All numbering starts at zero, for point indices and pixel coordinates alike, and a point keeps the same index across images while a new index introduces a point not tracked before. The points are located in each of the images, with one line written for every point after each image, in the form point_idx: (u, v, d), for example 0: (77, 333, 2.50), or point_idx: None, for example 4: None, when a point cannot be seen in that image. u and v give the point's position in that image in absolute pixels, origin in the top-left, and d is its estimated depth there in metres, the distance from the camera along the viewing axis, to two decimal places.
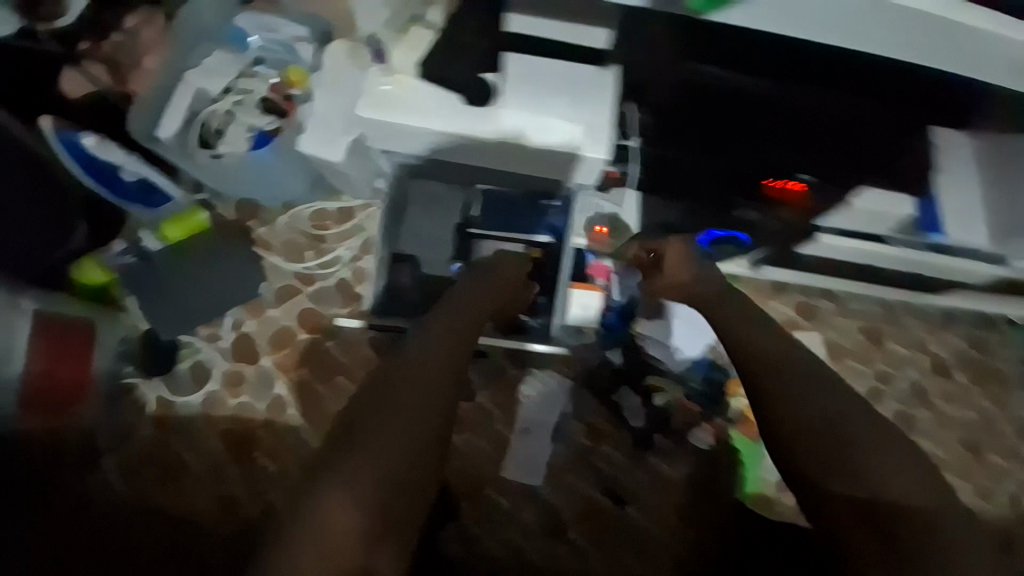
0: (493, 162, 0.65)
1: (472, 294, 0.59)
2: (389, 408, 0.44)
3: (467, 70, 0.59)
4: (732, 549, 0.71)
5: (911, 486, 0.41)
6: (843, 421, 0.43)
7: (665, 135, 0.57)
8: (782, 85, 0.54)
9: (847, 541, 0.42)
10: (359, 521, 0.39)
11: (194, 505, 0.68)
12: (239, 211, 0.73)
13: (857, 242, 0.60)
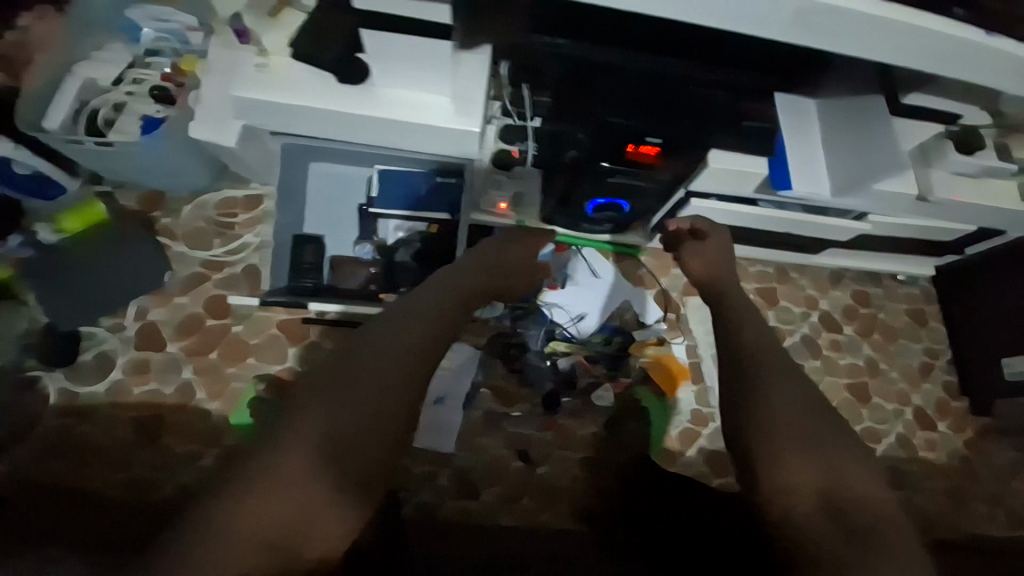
0: (373, 136, 0.85)
1: (457, 280, 0.54)
2: (352, 379, 0.40)
3: (338, 49, 0.75)
4: (616, 499, 0.98)
5: (852, 479, 0.41)
6: (799, 406, 0.44)
7: (554, 109, 0.76)
8: (626, 63, 0.71)
9: (803, 527, 0.40)
10: (283, 511, 0.35)
11: (103, 484, 0.77)
12: (142, 203, 0.89)
13: (736, 201, 0.87)
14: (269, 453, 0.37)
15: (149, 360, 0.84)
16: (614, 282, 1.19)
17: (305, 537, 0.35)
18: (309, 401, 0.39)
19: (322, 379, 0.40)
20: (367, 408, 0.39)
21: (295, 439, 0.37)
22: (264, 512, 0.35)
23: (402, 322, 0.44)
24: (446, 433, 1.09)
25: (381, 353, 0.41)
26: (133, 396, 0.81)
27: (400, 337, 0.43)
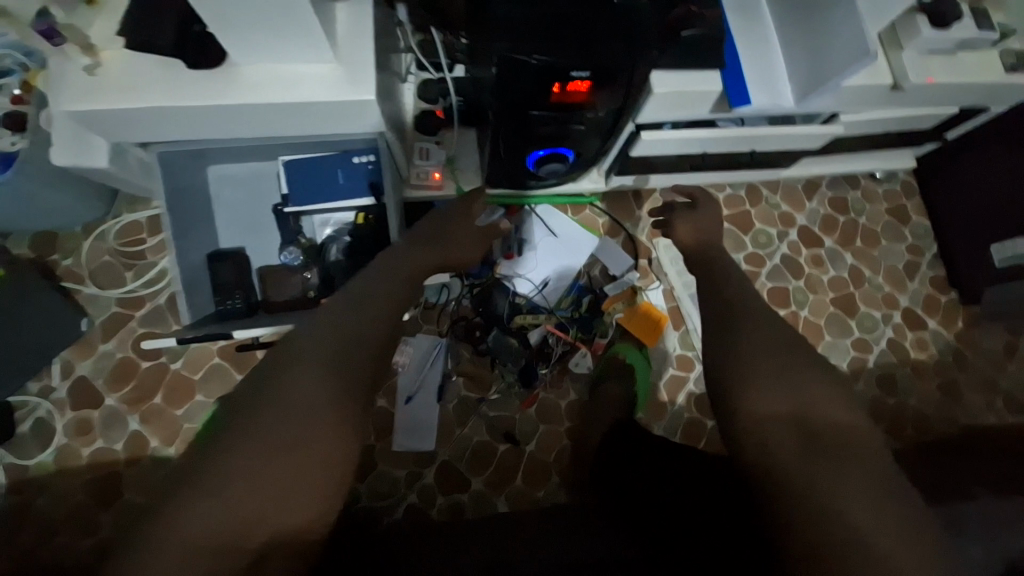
0: (260, 126, 0.80)
1: (384, 279, 0.62)
2: (347, 354, 0.52)
3: (173, 25, 0.68)
4: (601, 453, 0.98)
5: (809, 395, 0.50)
6: (747, 336, 0.55)
7: (480, 56, 0.72)
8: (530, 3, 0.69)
9: (775, 448, 0.48)
10: (249, 519, 0.43)
11: (65, 530, 1.01)
12: (37, 250, 1.10)
13: (689, 125, 0.91)
14: (281, 399, 0.47)
15: (89, 421, 1.06)
16: (574, 236, 1.18)
17: (305, 465, 0.46)
18: (313, 363, 0.50)
19: (324, 348, 0.51)
20: (354, 370, 0.52)
21: (306, 393, 0.48)
22: (265, 467, 0.45)
23: (370, 304, 0.57)
24: (423, 431, 1.08)
25: (361, 330, 0.54)
26: (84, 456, 1.04)
27: (369, 318, 0.56)
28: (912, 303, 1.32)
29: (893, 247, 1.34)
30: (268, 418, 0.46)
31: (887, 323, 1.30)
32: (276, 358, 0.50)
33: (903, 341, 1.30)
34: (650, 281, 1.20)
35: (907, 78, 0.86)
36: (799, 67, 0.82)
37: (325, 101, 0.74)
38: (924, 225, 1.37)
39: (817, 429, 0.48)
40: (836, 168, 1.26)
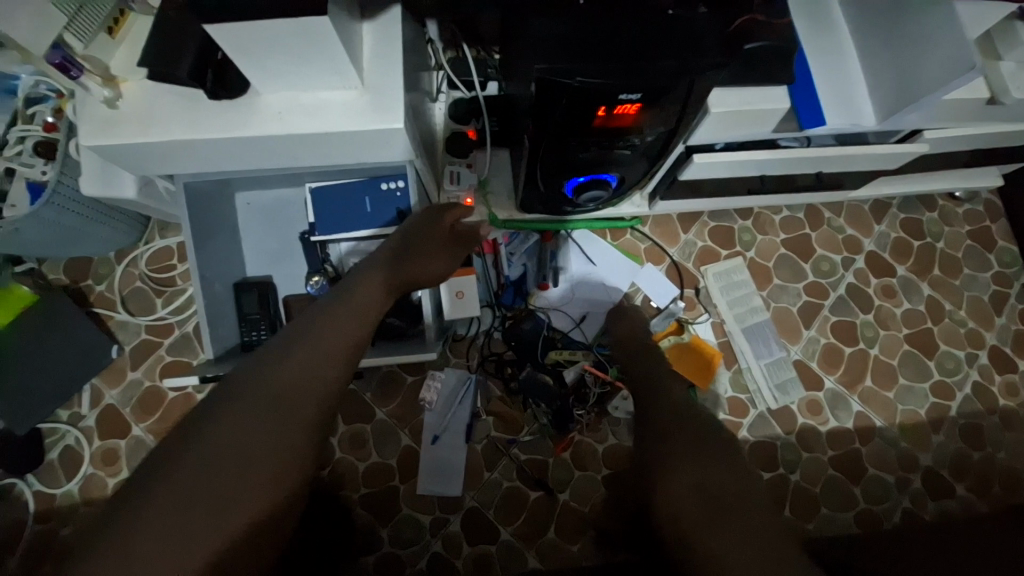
0: (285, 157, 0.76)
1: (344, 312, 0.63)
2: (285, 400, 0.52)
3: (193, 54, 0.65)
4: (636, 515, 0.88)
5: (724, 476, 0.51)
6: (678, 430, 0.58)
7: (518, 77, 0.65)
8: (564, 24, 0.64)
9: (683, 528, 0.49)
10: (156, 553, 0.42)
11: None
12: (70, 275, 1.10)
13: (744, 152, 0.83)
14: (211, 440, 0.48)
15: (116, 450, 1.04)
16: (615, 264, 1.10)
17: (229, 498, 0.45)
18: (249, 404, 0.51)
19: (258, 392, 0.52)
20: (295, 413, 0.52)
21: (237, 433, 0.48)
22: (189, 496, 0.44)
23: (322, 342, 0.58)
24: (450, 474, 1.01)
25: (302, 376, 0.54)
26: (109, 486, 1.03)
27: (314, 364, 0.56)
28: (1000, 341, 1.16)
29: (977, 276, 1.19)
30: (217, 445, 0.47)
31: (971, 363, 1.14)
32: (209, 401, 0.51)
33: (991, 385, 1.14)
34: (698, 313, 1.11)
35: (1007, 91, 0.73)
36: (883, 81, 0.72)
37: (348, 130, 0.69)
38: (1012, 251, 1.20)
39: (726, 500, 0.49)
40: (911, 188, 1.12)
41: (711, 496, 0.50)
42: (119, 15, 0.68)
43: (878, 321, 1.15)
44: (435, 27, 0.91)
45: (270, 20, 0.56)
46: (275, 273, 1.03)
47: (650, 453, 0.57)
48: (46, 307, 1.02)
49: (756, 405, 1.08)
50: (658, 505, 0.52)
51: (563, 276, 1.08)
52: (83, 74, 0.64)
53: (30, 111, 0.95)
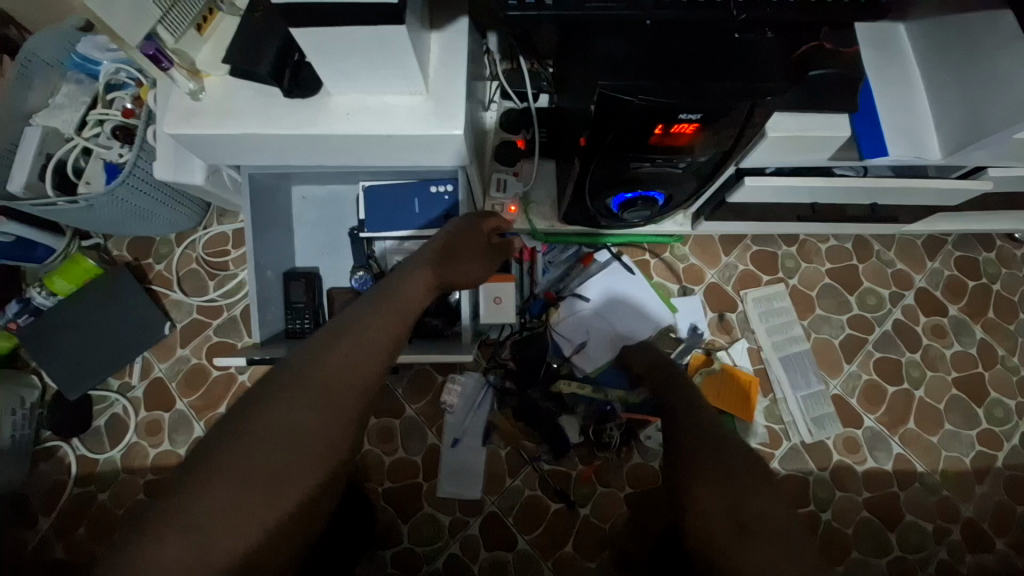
0: (343, 154, 0.79)
1: (392, 301, 0.64)
2: (332, 388, 0.53)
3: (271, 53, 0.69)
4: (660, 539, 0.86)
5: (763, 498, 0.50)
6: (716, 445, 0.55)
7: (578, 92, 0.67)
8: (624, 43, 0.66)
9: (718, 547, 0.48)
10: (214, 523, 0.44)
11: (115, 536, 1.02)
12: (133, 252, 1.17)
13: (797, 181, 0.82)
14: (263, 422, 0.48)
15: (160, 422, 1.09)
16: (642, 303, 1.05)
17: (280, 477, 0.47)
18: (298, 389, 0.51)
19: (306, 378, 0.52)
20: (341, 402, 0.52)
21: (284, 418, 0.49)
22: (244, 473, 0.46)
23: (368, 331, 0.59)
24: (471, 477, 1.01)
25: (346, 368, 0.54)
26: (149, 456, 1.07)
27: (360, 352, 0.56)
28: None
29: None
30: (270, 425, 0.49)
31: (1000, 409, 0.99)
32: (264, 383, 0.52)
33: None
34: (733, 336, 1.09)
35: None
36: (950, 116, 0.70)
37: (409, 132, 0.71)
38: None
39: (757, 525, 0.47)
40: (967, 224, 1.08)
41: (746, 518, 0.48)
42: (207, 12, 0.72)
43: (925, 362, 1.10)
44: (494, 38, 0.92)
45: (347, 25, 0.58)
46: (322, 265, 1.07)
47: (681, 466, 0.55)
48: (109, 280, 1.09)
49: (790, 437, 1.04)
50: (692, 519, 0.51)
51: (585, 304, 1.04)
52: (173, 66, 0.68)
53: (109, 96, 1.03)
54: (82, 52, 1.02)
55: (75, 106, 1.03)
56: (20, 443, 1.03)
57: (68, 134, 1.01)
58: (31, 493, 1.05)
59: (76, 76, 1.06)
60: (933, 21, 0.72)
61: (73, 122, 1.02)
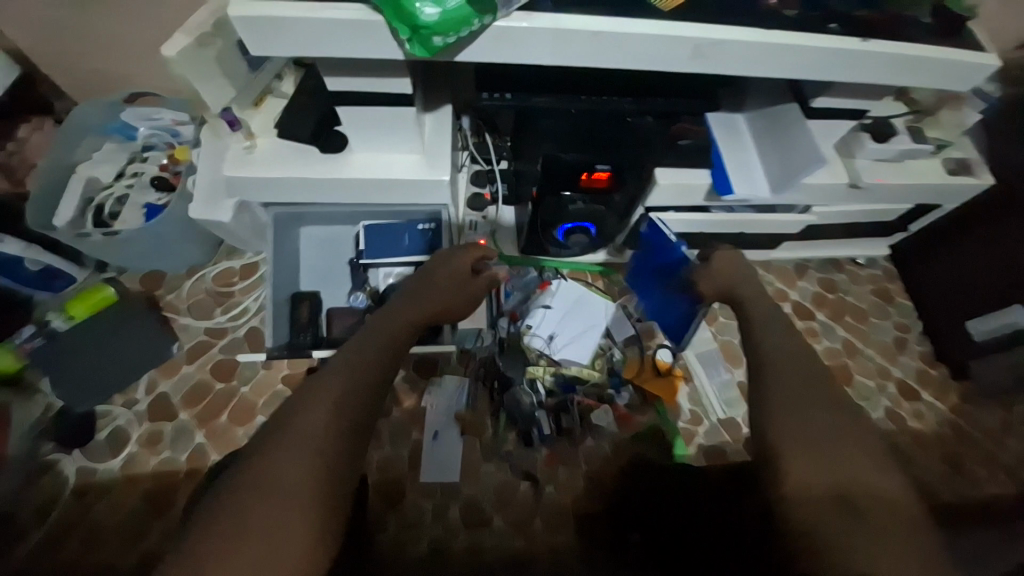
0: (353, 194, 1.04)
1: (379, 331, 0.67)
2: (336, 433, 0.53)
3: (309, 122, 0.97)
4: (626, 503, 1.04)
5: (864, 474, 0.48)
6: (814, 413, 0.52)
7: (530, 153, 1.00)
8: (560, 123, 0.99)
9: (815, 527, 0.46)
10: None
11: (107, 546, 1.06)
12: (145, 283, 1.30)
13: (684, 215, 1.16)
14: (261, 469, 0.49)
15: (161, 433, 1.16)
16: (593, 312, 1.30)
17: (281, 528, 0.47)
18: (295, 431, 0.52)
19: (306, 432, 0.52)
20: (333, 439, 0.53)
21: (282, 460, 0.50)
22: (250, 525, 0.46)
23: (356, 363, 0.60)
24: (448, 467, 1.18)
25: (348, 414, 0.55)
26: (149, 464, 1.13)
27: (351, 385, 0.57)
28: (905, 374, 1.26)
29: (881, 323, 1.31)
30: (268, 469, 0.49)
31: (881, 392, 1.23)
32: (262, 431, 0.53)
33: (901, 409, 1.22)
34: (658, 340, 1.35)
35: (860, 179, 1.01)
36: (770, 167, 1.02)
37: (410, 179, 0.99)
38: (910, 305, 1.33)
39: (863, 504, 0.46)
40: (820, 249, 1.31)
41: (849, 495, 0.47)
42: (262, 91, 0.99)
43: None
44: (467, 120, 1.26)
45: (378, 105, 0.87)
46: (323, 291, 1.27)
47: (785, 436, 0.51)
48: (124, 305, 1.19)
49: (709, 417, 1.29)
50: (786, 497, 0.49)
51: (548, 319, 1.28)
52: (240, 130, 0.97)
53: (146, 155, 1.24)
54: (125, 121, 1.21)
55: (116, 161, 1.22)
56: (22, 455, 1.09)
57: (108, 184, 1.20)
58: (22, 506, 1.08)
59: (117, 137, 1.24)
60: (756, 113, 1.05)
61: (113, 173, 1.21)
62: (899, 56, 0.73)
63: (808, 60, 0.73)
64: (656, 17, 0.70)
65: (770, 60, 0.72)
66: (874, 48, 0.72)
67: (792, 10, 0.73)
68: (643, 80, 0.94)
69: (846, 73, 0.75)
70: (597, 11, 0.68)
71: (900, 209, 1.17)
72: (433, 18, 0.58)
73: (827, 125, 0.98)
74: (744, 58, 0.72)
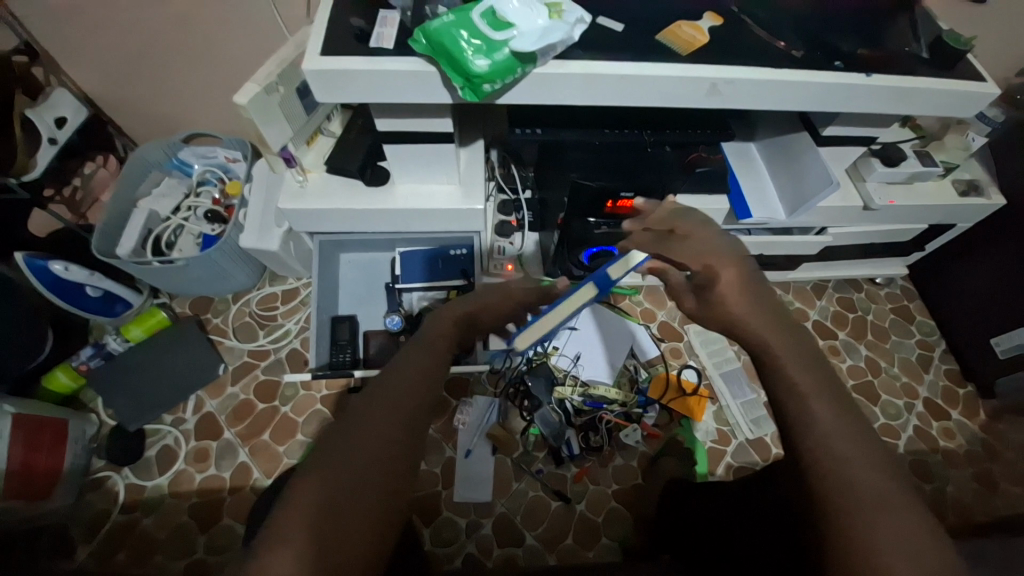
0: (392, 222, 1.11)
1: (402, 365, 0.49)
2: (346, 515, 0.40)
3: (358, 159, 1.06)
4: (660, 521, 1.04)
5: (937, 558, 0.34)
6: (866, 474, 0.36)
7: (557, 182, 1.08)
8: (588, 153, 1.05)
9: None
10: None
11: (155, 561, 1.09)
12: (194, 307, 1.37)
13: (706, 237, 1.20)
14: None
15: (207, 450, 1.21)
16: (616, 334, 1.34)
17: None
18: (298, 523, 0.39)
19: (311, 512, 0.39)
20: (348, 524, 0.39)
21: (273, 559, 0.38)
22: None
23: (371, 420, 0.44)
24: (481, 483, 1.21)
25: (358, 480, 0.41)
26: (196, 481, 1.17)
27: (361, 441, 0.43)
28: (930, 394, 1.26)
29: (904, 341, 1.32)
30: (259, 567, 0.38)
31: (909, 411, 1.23)
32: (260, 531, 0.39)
33: (930, 429, 1.21)
34: (682, 360, 1.38)
35: (872, 200, 1.06)
36: (784, 193, 1.08)
37: (448, 209, 1.07)
38: (931, 323, 1.35)
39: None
40: (838, 270, 1.34)
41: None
42: (314, 132, 1.10)
43: None
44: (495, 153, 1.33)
45: (423, 142, 0.96)
46: (359, 314, 1.34)
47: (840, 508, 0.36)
48: (176, 329, 1.26)
49: (737, 436, 1.30)
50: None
51: (573, 340, 1.32)
52: (295, 166, 1.05)
53: (200, 189, 1.28)
54: (182, 157, 1.26)
55: (174, 195, 1.27)
56: (77, 471, 1.13)
57: (166, 216, 1.24)
58: (74, 522, 1.11)
59: (176, 173, 1.30)
60: (768, 141, 1.12)
61: (171, 207, 1.26)
62: (898, 88, 0.79)
63: (811, 94, 0.79)
64: (678, 61, 0.78)
65: (781, 94, 0.79)
66: (879, 82, 0.78)
67: (799, 51, 0.80)
68: (663, 114, 1.02)
69: (849, 105, 0.82)
70: (621, 57, 0.77)
71: (915, 230, 1.20)
72: (483, 69, 0.67)
73: (838, 151, 1.02)
74: (758, 93, 0.79)
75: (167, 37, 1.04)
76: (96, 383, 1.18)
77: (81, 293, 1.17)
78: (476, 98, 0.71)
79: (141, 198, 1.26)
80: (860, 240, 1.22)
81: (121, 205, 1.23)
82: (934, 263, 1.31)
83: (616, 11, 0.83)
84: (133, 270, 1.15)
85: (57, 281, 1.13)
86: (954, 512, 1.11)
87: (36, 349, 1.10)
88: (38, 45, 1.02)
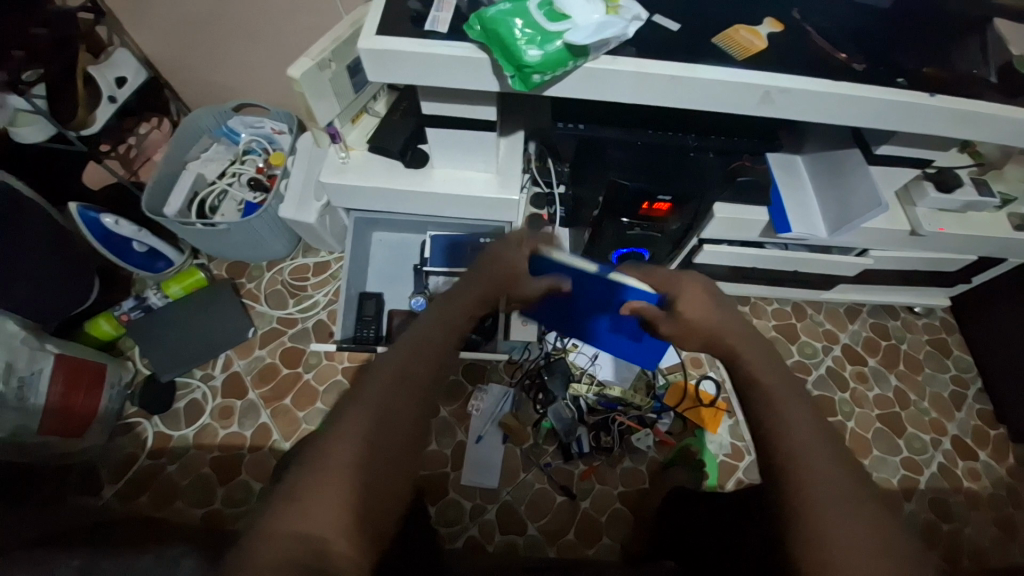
0: (425, 205, 1.13)
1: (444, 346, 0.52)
2: (377, 472, 0.43)
3: (400, 140, 1.08)
4: (662, 527, 1.03)
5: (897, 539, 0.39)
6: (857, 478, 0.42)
7: (594, 179, 1.07)
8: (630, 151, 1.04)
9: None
10: None
11: (176, 507, 1.15)
12: (230, 270, 1.42)
13: (740, 248, 1.17)
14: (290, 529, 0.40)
15: (231, 407, 1.26)
16: None
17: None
18: (333, 478, 0.42)
19: (344, 469, 0.43)
20: (381, 483, 0.43)
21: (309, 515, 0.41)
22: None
23: (406, 395, 0.47)
24: (489, 469, 1.23)
25: (396, 442, 0.45)
26: (219, 435, 1.23)
27: (399, 409, 0.46)
28: (960, 432, 1.21)
29: (938, 375, 1.27)
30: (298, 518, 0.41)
31: (935, 447, 1.19)
32: (300, 476, 0.43)
33: (954, 468, 1.17)
34: (703, 370, 1.36)
35: (921, 226, 1.01)
36: (828, 210, 1.04)
37: (483, 196, 1.08)
38: (969, 359, 1.29)
39: None
40: (876, 296, 1.28)
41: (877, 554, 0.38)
42: (359, 111, 1.12)
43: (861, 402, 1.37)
44: (532, 146, 1.28)
45: (465, 128, 0.97)
46: (386, 292, 1.37)
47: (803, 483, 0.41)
48: (213, 289, 1.31)
49: (751, 452, 1.27)
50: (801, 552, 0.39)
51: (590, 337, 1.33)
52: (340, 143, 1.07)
53: (246, 157, 1.32)
54: (231, 125, 1.30)
55: (220, 161, 1.31)
56: (111, 413, 1.19)
57: (212, 180, 1.29)
58: (105, 461, 1.18)
59: (225, 140, 1.34)
60: (815, 155, 1.08)
61: (217, 172, 1.30)
62: (962, 111, 0.75)
63: (869, 110, 0.77)
64: (733, 67, 0.76)
65: (835, 108, 0.77)
66: (942, 103, 0.75)
67: (860, 65, 0.77)
68: (711, 119, 1.00)
69: (907, 125, 0.78)
70: (673, 58, 0.76)
71: (964, 260, 1.14)
72: (535, 59, 0.67)
73: (888, 172, 0.98)
74: (813, 106, 0.77)
75: (226, 7, 1.06)
76: (134, 334, 1.24)
77: (129, 247, 1.23)
78: (524, 87, 0.71)
79: (189, 160, 1.31)
80: (906, 266, 1.16)
81: (172, 165, 1.28)
82: (980, 297, 1.25)
83: (672, 11, 0.81)
84: (177, 229, 1.20)
85: (108, 234, 1.20)
86: (969, 555, 1.08)
87: (84, 295, 1.16)
88: (104, 4, 1.06)
